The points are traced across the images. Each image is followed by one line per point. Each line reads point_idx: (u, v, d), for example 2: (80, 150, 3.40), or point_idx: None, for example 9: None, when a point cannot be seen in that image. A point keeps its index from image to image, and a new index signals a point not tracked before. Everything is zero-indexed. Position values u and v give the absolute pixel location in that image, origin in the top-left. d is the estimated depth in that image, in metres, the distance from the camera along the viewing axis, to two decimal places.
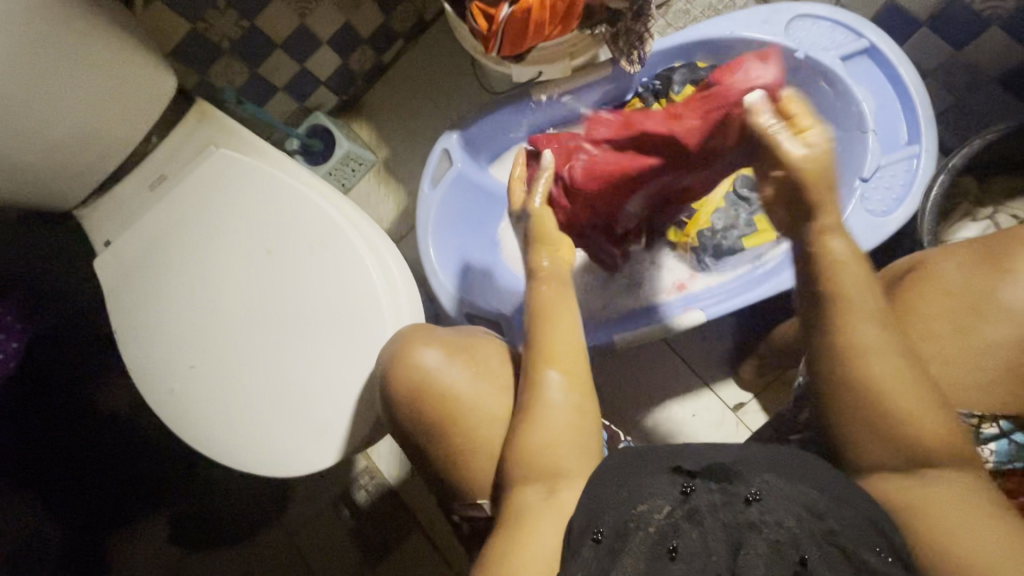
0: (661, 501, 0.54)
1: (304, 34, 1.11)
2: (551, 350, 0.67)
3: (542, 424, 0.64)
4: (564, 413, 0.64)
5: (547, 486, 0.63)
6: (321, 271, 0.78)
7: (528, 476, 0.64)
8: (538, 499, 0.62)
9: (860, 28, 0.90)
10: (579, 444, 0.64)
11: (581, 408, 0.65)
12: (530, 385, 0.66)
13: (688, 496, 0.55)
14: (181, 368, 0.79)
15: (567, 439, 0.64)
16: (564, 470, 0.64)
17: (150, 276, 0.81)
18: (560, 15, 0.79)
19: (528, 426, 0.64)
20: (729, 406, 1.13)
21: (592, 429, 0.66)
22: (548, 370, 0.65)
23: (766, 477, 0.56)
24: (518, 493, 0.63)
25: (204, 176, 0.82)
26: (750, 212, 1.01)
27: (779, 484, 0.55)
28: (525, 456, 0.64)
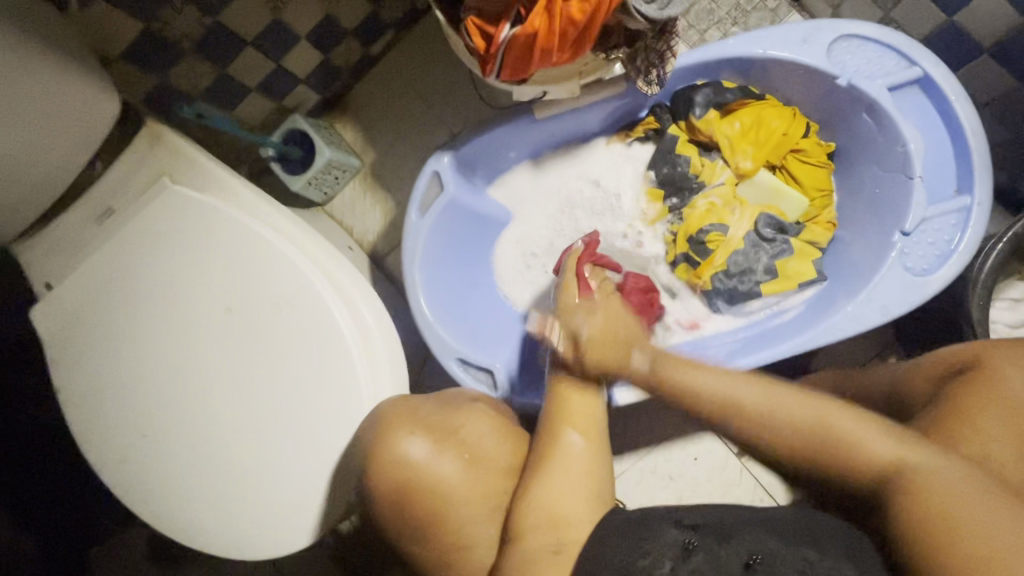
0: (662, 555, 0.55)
1: (279, 30, 0.98)
2: (567, 410, 0.66)
3: (562, 480, 0.62)
4: (581, 465, 0.64)
5: (556, 542, 0.60)
6: (289, 334, 0.68)
7: (535, 530, 0.61)
8: (546, 555, 0.60)
9: (914, 54, 0.78)
10: (592, 498, 0.63)
11: (597, 468, 0.64)
12: (547, 439, 0.65)
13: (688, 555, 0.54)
14: (132, 437, 0.70)
15: (584, 491, 0.63)
16: (571, 526, 0.61)
17: (95, 331, 0.72)
18: (572, 40, 0.66)
19: (546, 480, 0.63)
20: (733, 451, 1.07)
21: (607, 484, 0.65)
22: (568, 432, 0.65)
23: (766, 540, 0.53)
24: (523, 547, 0.60)
25: (156, 217, 0.72)
26: (772, 255, 0.90)
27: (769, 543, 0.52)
28: (533, 507, 0.62)
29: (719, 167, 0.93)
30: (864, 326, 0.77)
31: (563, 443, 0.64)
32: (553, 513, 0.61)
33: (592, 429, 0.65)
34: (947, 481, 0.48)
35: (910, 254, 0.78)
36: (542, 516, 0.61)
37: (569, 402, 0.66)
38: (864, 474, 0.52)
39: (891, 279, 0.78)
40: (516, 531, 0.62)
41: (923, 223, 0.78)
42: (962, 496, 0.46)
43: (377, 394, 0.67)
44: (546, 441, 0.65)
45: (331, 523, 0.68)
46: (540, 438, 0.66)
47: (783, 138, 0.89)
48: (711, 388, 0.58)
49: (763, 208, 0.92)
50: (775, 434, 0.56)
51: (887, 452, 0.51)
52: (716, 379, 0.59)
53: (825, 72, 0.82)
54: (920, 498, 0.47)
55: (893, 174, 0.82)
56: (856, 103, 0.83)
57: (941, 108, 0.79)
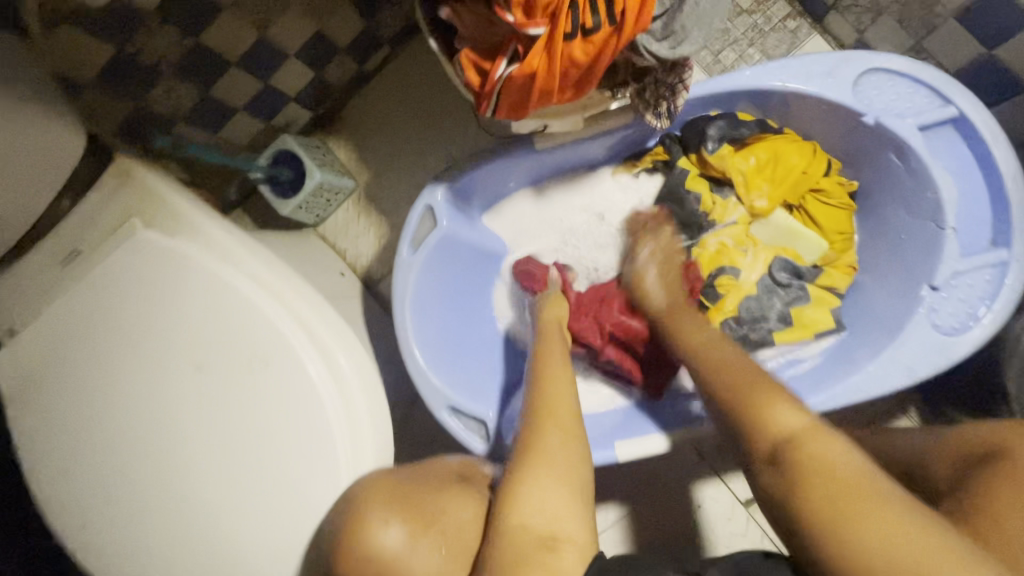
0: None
1: (266, 49, 0.92)
2: (551, 406, 0.68)
3: (548, 472, 0.60)
4: (564, 465, 0.62)
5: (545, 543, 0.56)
6: (262, 396, 0.63)
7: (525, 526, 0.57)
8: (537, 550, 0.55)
9: (949, 93, 0.71)
10: (571, 503, 0.59)
11: (579, 468, 0.63)
12: (529, 435, 0.65)
13: None
14: (93, 500, 0.65)
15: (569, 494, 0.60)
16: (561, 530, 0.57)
17: (57, 385, 0.67)
18: (574, 80, 0.60)
19: (529, 480, 0.60)
20: (740, 500, 1.01)
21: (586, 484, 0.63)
22: (550, 425, 0.65)
23: None
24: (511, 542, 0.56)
25: (124, 264, 0.67)
26: (787, 302, 0.83)
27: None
28: (523, 501, 0.59)
29: (731, 204, 0.86)
30: (886, 388, 0.71)
31: (547, 438, 0.64)
32: (540, 513, 0.58)
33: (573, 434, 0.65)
34: (831, 458, 0.54)
35: (939, 310, 0.72)
36: (526, 521, 0.57)
37: (550, 406, 0.68)
38: (816, 471, 0.53)
39: (917, 337, 0.72)
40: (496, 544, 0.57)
41: (953, 277, 0.72)
42: (859, 496, 0.50)
43: (356, 463, 0.62)
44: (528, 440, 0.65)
45: None
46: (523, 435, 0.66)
47: (802, 176, 0.82)
48: (732, 363, 0.68)
49: (778, 250, 0.85)
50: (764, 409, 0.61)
51: (795, 423, 0.58)
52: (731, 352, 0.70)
53: (851, 108, 0.75)
54: (822, 477, 0.52)
55: (921, 220, 0.75)
56: (883, 143, 0.76)
57: (977, 152, 0.72)
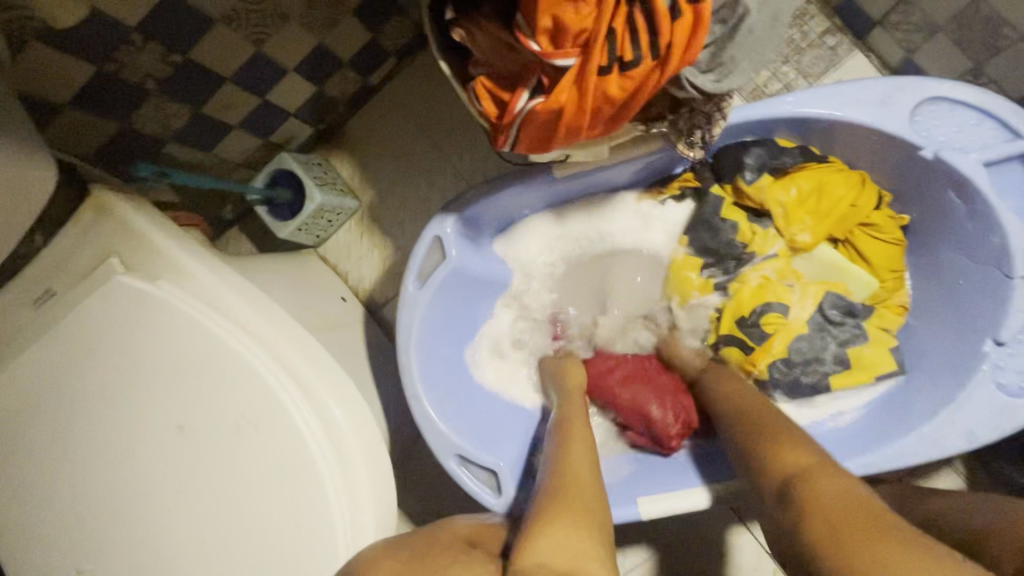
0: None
1: (262, 64, 0.86)
2: (571, 433, 0.69)
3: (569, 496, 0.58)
4: (592, 501, 0.59)
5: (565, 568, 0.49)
6: (249, 462, 0.57)
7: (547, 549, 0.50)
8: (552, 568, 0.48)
9: (1019, 126, 0.64)
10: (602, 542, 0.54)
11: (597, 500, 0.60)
12: (560, 465, 0.64)
13: None
14: (68, 572, 0.59)
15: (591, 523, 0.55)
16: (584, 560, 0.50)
17: (27, 444, 0.60)
18: (607, 117, 0.53)
19: (563, 505, 0.57)
20: (768, 550, 0.94)
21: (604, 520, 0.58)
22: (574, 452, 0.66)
23: None
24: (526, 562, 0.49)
25: (100, 311, 0.60)
26: (841, 342, 0.76)
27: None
28: (547, 522, 0.54)
29: (772, 235, 0.79)
30: (945, 453, 0.64)
31: (579, 469, 0.64)
32: (563, 542, 0.52)
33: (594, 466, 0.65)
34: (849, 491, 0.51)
35: (1005, 367, 0.65)
36: (556, 536, 0.52)
37: (579, 442, 0.68)
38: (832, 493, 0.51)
39: (980, 397, 0.64)
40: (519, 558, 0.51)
41: (1022, 330, 0.64)
42: (864, 522, 0.46)
43: (355, 541, 0.55)
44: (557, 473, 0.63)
45: None
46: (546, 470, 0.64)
47: (850, 209, 0.75)
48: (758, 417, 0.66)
49: (826, 287, 0.78)
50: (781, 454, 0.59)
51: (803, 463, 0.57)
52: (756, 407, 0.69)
53: (906, 140, 0.68)
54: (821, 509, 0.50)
55: (983, 264, 0.68)
56: (940, 179, 0.69)
57: None
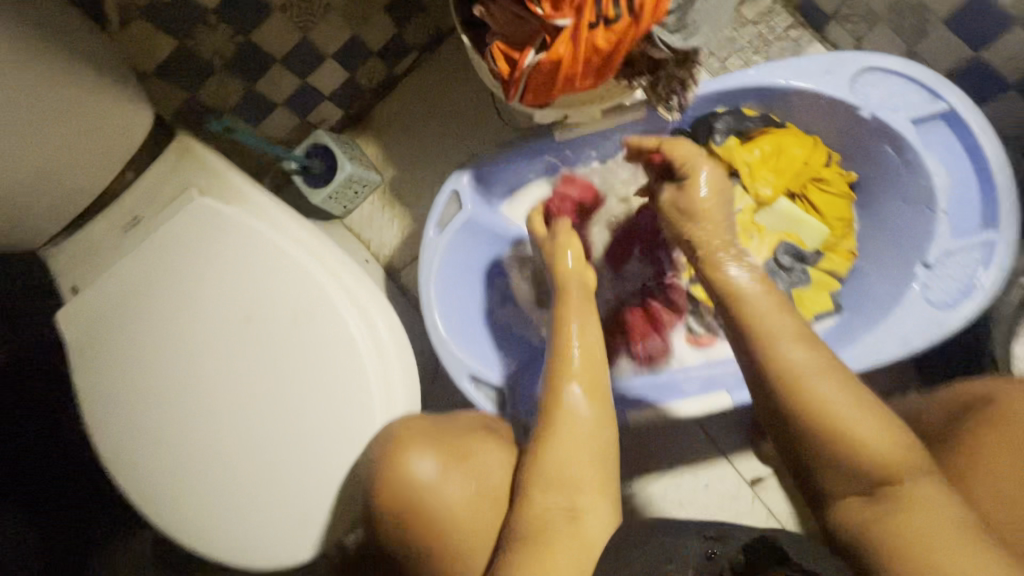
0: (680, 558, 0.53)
1: (306, 50, 1.00)
2: (568, 362, 0.72)
3: (561, 438, 0.66)
4: (587, 428, 0.68)
5: (567, 501, 0.63)
6: (303, 348, 0.69)
7: (547, 488, 0.64)
8: (557, 511, 0.62)
9: (940, 89, 0.77)
10: (594, 464, 0.66)
11: (596, 428, 0.68)
12: (552, 403, 0.69)
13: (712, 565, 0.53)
14: (149, 440, 0.72)
15: (582, 450, 0.66)
16: (580, 486, 0.64)
17: (118, 339, 0.73)
18: (596, 68, 0.67)
19: (552, 443, 0.66)
20: (746, 479, 1.06)
21: (607, 438, 0.68)
22: (570, 383, 0.70)
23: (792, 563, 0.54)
24: (535, 499, 0.63)
25: (181, 228, 0.73)
26: (788, 284, 0.89)
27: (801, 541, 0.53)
28: (545, 466, 0.65)
29: (738, 192, 0.92)
30: (883, 360, 0.76)
31: (567, 405, 0.68)
32: (560, 475, 0.64)
33: (594, 389, 0.70)
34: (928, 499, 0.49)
35: (932, 288, 0.77)
36: (554, 474, 0.64)
37: (568, 389, 0.70)
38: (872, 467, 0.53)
39: (911, 313, 0.77)
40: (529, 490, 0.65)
41: (946, 256, 0.77)
42: (950, 540, 0.44)
43: (389, 410, 0.68)
44: (547, 410, 0.69)
45: (339, 536, 0.69)
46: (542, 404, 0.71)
47: (804, 166, 0.89)
48: (832, 400, 0.57)
49: (781, 236, 0.91)
50: (848, 439, 0.55)
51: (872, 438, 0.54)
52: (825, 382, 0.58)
53: (847, 103, 0.81)
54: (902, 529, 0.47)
55: (915, 207, 0.81)
56: (879, 136, 0.82)
57: (966, 143, 0.78)
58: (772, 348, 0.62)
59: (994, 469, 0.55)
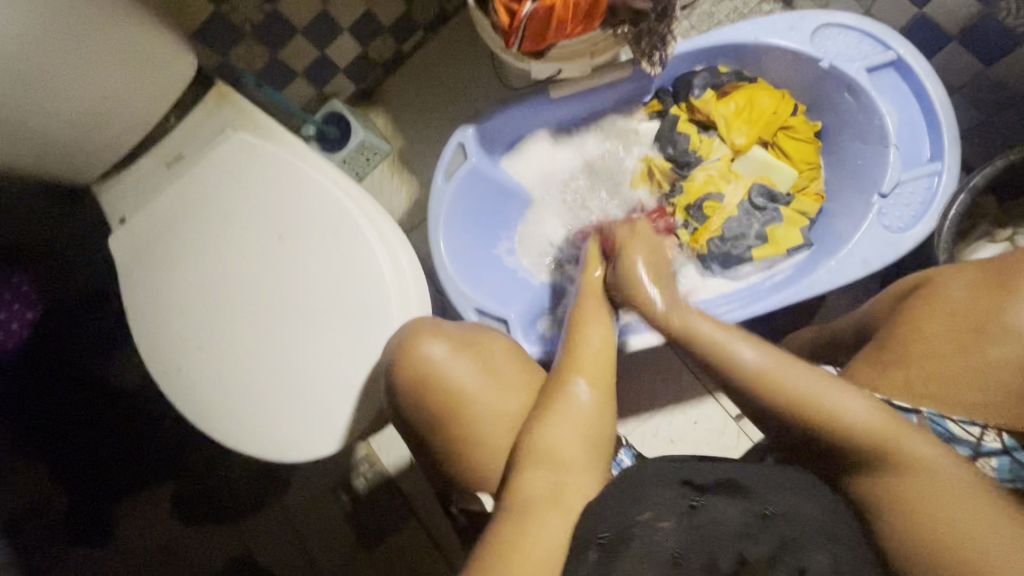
0: (667, 511, 0.58)
1: (325, 21, 1.11)
2: (579, 354, 0.70)
3: (561, 422, 0.65)
4: (585, 419, 0.66)
5: (553, 477, 0.63)
6: (329, 260, 0.78)
7: (538, 467, 0.64)
8: (543, 489, 0.62)
9: (887, 40, 0.88)
10: (585, 446, 0.65)
11: (601, 412, 0.67)
12: (555, 389, 0.68)
13: (693, 510, 0.58)
14: (189, 347, 0.80)
15: (580, 435, 0.65)
16: (569, 466, 0.64)
17: (162, 258, 0.82)
18: (583, 14, 0.79)
19: (548, 424, 0.65)
20: (732, 416, 1.12)
21: (608, 423, 0.68)
22: (576, 378, 0.68)
23: (776, 495, 0.59)
24: (525, 479, 0.63)
25: (220, 159, 0.82)
26: (763, 223, 0.98)
27: (791, 503, 0.58)
28: (540, 447, 0.65)
29: (715, 143, 1.03)
30: (846, 278, 0.85)
31: (571, 396, 0.67)
32: (553, 455, 0.64)
33: (600, 381, 0.68)
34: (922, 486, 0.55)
35: (888, 214, 0.86)
36: (544, 456, 0.64)
37: (573, 383, 0.67)
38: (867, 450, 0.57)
39: (872, 235, 0.86)
40: (519, 466, 0.65)
41: (898, 185, 0.87)
42: (949, 499, 0.54)
43: (406, 312, 0.77)
44: (552, 393, 0.68)
45: (360, 428, 0.77)
46: (549, 389, 0.69)
47: (773, 116, 0.99)
48: (800, 390, 0.59)
49: (756, 179, 1.01)
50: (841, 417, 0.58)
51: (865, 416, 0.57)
52: (798, 373, 0.60)
53: (809, 55, 0.92)
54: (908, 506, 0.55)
55: (873, 145, 0.91)
56: (838, 84, 0.93)
57: (913, 87, 0.88)
58: (731, 362, 0.62)
59: (933, 337, 0.63)
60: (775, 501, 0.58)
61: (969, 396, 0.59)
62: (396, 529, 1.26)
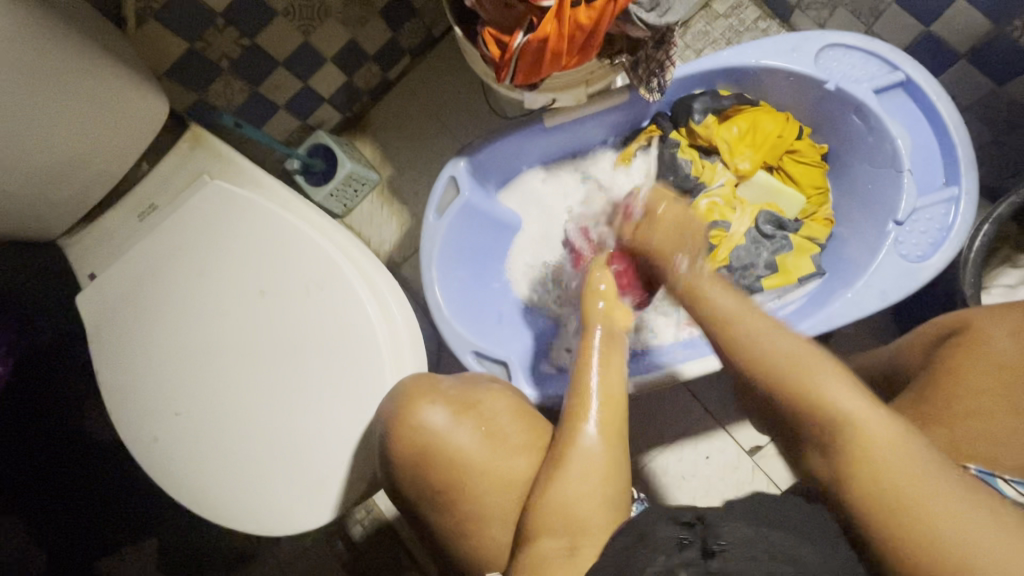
0: (655, 553, 0.48)
1: (307, 52, 1.06)
2: (583, 399, 0.64)
3: (573, 476, 0.60)
4: (598, 470, 0.60)
5: (568, 540, 0.58)
6: (315, 316, 0.73)
7: (549, 529, 0.59)
8: (558, 556, 0.57)
9: (895, 60, 0.84)
10: (603, 502, 0.60)
11: (615, 462, 0.61)
12: (564, 434, 0.63)
13: (682, 548, 0.48)
14: (166, 415, 0.74)
15: (595, 490, 0.60)
16: (587, 525, 0.59)
17: (135, 318, 0.76)
18: (578, 45, 0.74)
19: (561, 478, 0.60)
20: (745, 450, 1.07)
21: (624, 475, 0.62)
22: (584, 423, 0.62)
23: (747, 529, 0.48)
24: (535, 546, 0.59)
25: (196, 209, 0.77)
26: (772, 251, 0.94)
27: (742, 529, 0.48)
28: (549, 508, 0.59)
29: (719, 168, 0.98)
30: (864, 312, 0.80)
31: (579, 443, 0.61)
32: (565, 515, 0.59)
33: (611, 426, 0.62)
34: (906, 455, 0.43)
35: (905, 242, 0.82)
36: (555, 516, 0.59)
37: (582, 424, 0.62)
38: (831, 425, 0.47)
39: (890, 265, 0.81)
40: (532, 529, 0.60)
41: (914, 213, 0.83)
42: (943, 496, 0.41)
43: (399, 369, 0.71)
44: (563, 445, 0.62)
45: (354, 498, 0.71)
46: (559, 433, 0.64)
47: (778, 139, 0.95)
48: (769, 350, 0.52)
49: (763, 206, 0.97)
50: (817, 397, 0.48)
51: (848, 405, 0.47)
52: (779, 335, 0.53)
53: (813, 77, 0.88)
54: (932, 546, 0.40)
55: (883, 169, 0.87)
56: (845, 106, 0.89)
57: (924, 109, 0.84)
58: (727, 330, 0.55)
59: (972, 387, 0.58)
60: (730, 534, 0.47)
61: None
62: None
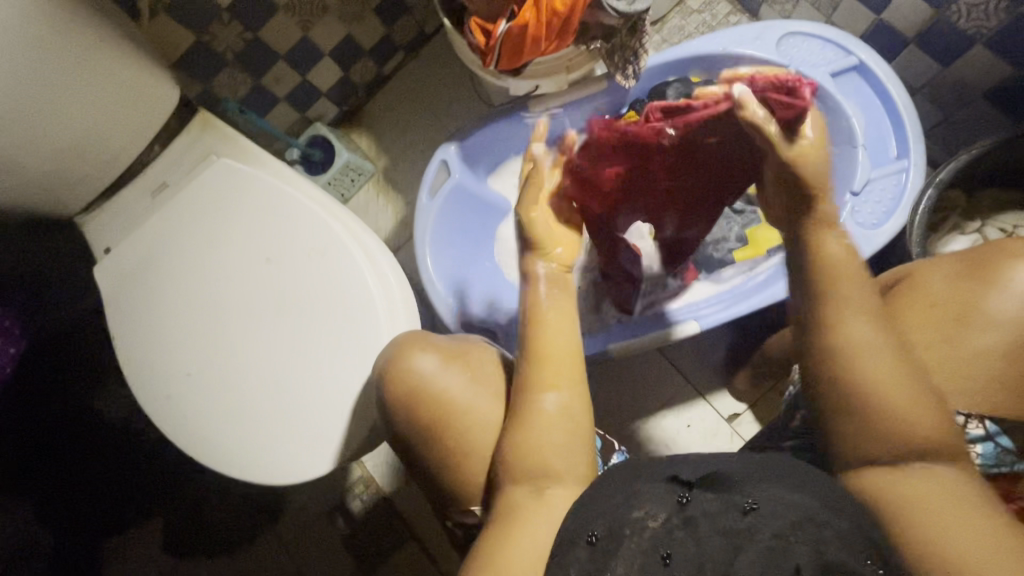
0: (656, 507, 0.54)
1: (306, 46, 1.13)
2: (539, 356, 0.66)
3: (533, 433, 0.63)
4: (558, 421, 0.64)
5: (535, 487, 0.62)
6: (317, 280, 0.79)
7: (517, 478, 0.63)
8: (527, 502, 0.62)
9: (849, 45, 0.92)
10: (567, 453, 0.63)
11: (574, 413, 0.64)
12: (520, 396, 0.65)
13: (684, 505, 0.54)
14: (178, 376, 0.80)
15: (556, 443, 0.63)
16: (551, 474, 0.62)
17: (149, 287, 0.82)
18: (556, 32, 0.80)
19: (521, 439, 0.63)
20: (724, 417, 1.13)
21: (586, 422, 0.65)
22: (540, 381, 0.65)
23: (769, 489, 0.53)
24: (509, 494, 0.63)
25: (205, 185, 0.83)
26: (743, 226, 1.04)
27: (781, 491, 0.53)
28: (514, 461, 0.64)
29: None
30: None
31: (539, 403, 0.64)
32: (531, 467, 0.63)
33: (565, 380, 0.65)
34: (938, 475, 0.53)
35: (861, 212, 0.89)
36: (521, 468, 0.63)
37: (539, 383, 0.65)
38: (896, 431, 0.54)
39: (848, 233, 0.88)
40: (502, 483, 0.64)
41: (868, 183, 0.90)
42: (949, 503, 0.51)
43: (394, 327, 0.77)
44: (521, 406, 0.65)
45: (352, 447, 0.77)
46: (517, 395, 0.66)
47: None
48: (873, 356, 0.56)
49: None
50: (880, 408, 0.55)
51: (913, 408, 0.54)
52: (885, 346, 0.56)
53: (776, 62, 0.95)
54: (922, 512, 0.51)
55: (841, 147, 0.94)
56: None
57: (876, 89, 0.92)
58: (834, 318, 0.58)
59: (911, 326, 0.64)
60: (754, 493, 0.53)
61: (947, 381, 0.61)
62: (393, 552, 1.23)
